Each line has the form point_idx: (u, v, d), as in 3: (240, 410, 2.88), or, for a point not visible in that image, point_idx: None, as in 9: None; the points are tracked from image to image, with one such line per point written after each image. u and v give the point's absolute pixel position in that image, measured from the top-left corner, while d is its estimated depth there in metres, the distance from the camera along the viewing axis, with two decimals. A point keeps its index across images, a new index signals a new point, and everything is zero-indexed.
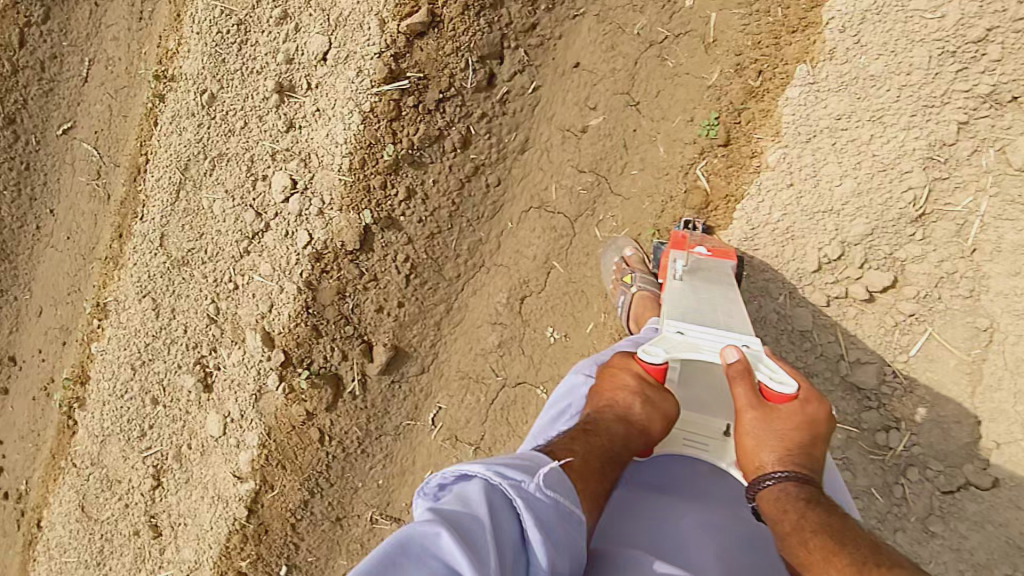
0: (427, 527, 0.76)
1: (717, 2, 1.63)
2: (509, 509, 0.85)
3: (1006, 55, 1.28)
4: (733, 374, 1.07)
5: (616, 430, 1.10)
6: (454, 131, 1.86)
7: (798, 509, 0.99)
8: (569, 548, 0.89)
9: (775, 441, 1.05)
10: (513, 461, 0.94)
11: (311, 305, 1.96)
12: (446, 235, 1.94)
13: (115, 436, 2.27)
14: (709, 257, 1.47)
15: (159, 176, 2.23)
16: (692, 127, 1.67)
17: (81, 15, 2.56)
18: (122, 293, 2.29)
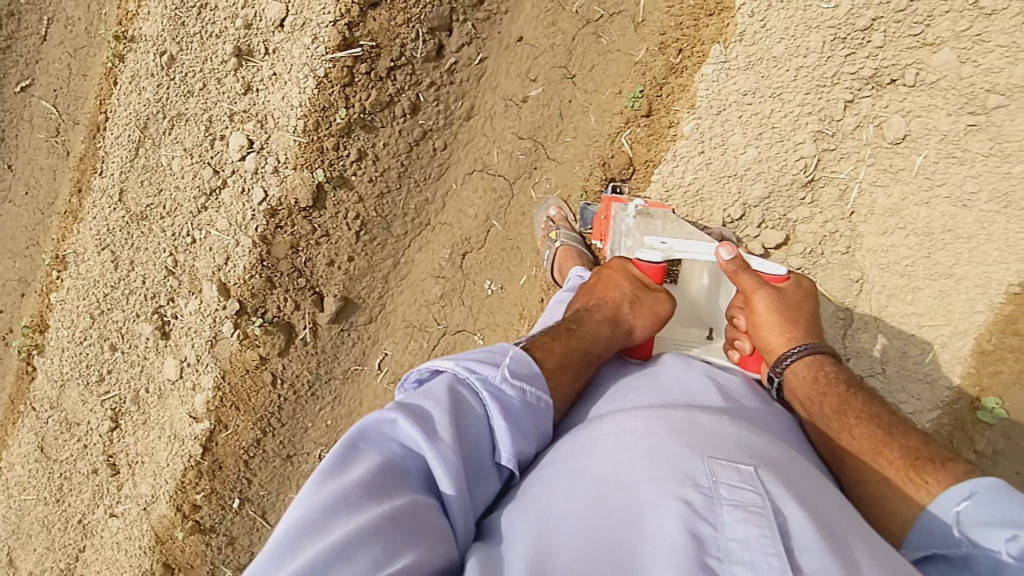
0: (398, 412, 0.94)
1: None
2: (474, 398, 1.03)
3: (887, 43, 1.47)
4: (734, 266, 1.29)
5: (602, 330, 1.30)
6: (404, 97, 2.00)
7: (836, 392, 1.19)
8: (531, 433, 1.07)
9: (787, 317, 1.28)
10: (482, 357, 1.10)
11: (266, 258, 2.08)
12: (395, 195, 2.09)
13: (73, 381, 2.34)
14: (648, 208, 1.67)
15: (119, 134, 2.30)
16: (620, 99, 1.84)
17: None
18: (81, 245, 2.36)
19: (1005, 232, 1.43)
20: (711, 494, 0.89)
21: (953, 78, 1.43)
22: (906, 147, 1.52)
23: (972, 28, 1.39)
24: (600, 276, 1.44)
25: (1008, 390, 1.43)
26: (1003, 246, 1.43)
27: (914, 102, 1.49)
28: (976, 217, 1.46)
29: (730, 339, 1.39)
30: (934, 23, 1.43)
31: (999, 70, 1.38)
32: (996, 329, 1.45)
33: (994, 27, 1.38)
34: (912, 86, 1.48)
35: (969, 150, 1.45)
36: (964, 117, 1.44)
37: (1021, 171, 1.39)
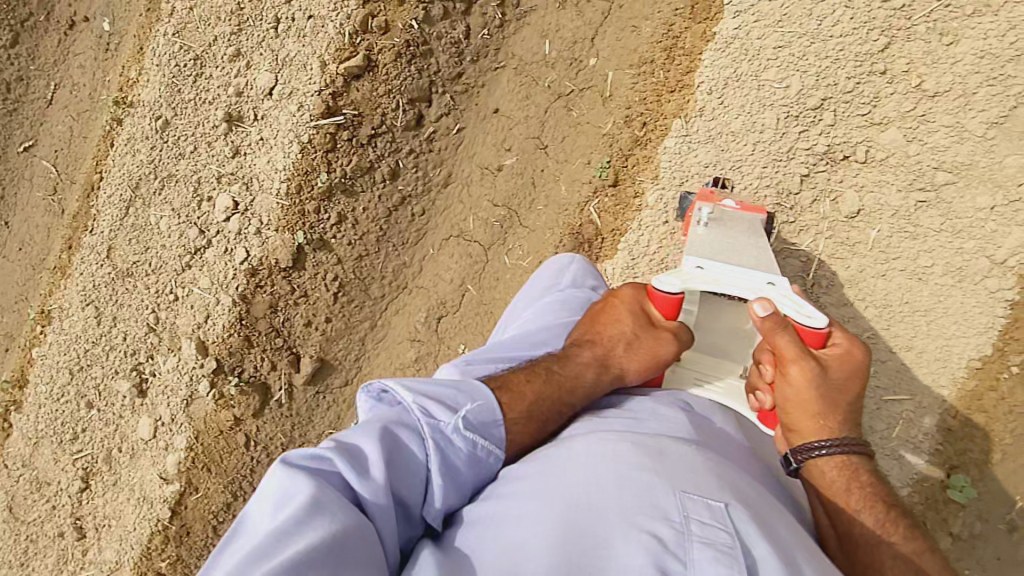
0: (333, 451, 0.96)
1: (613, 63, 1.91)
2: (418, 442, 1.04)
3: (838, 122, 1.58)
4: (770, 324, 1.16)
5: (587, 372, 1.26)
6: (384, 164, 2.10)
7: (872, 513, 1.09)
8: (474, 473, 1.08)
9: (826, 398, 1.14)
10: (444, 394, 1.10)
11: (244, 317, 2.14)
12: (374, 258, 2.16)
13: (47, 439, 2.34)
14: (737, 212, 1.51)
15: (110, 193, 2.36)
16: (589, 169, 1.92)
17: (50, 43, 2.70)
18: (66, 301, 2.40)
19: (961, 305, 1.52)
20: (682, 530, 0.90)
21: (900, 155, 1.55)
22: (862, 221, 1.59)
23: (917, 109, 1.53)
24: (605, 304, 1.39)
25: (981, 471, 1.49)
26: (959, 320, 1.52)
27: (867, 178, 1.58)
28: (932, 290, 1.54)
29: (753, 384, 1.27)
30: (882, 104, 1.56)
31: (945, 149, 1.51)
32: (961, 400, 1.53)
33: (937, 108, 1.51)
34: (863, 162, 1.57)
35: (921, 225, 1.54)
36: (913, 193, 1.54)
37: (970, 245, 1.50)
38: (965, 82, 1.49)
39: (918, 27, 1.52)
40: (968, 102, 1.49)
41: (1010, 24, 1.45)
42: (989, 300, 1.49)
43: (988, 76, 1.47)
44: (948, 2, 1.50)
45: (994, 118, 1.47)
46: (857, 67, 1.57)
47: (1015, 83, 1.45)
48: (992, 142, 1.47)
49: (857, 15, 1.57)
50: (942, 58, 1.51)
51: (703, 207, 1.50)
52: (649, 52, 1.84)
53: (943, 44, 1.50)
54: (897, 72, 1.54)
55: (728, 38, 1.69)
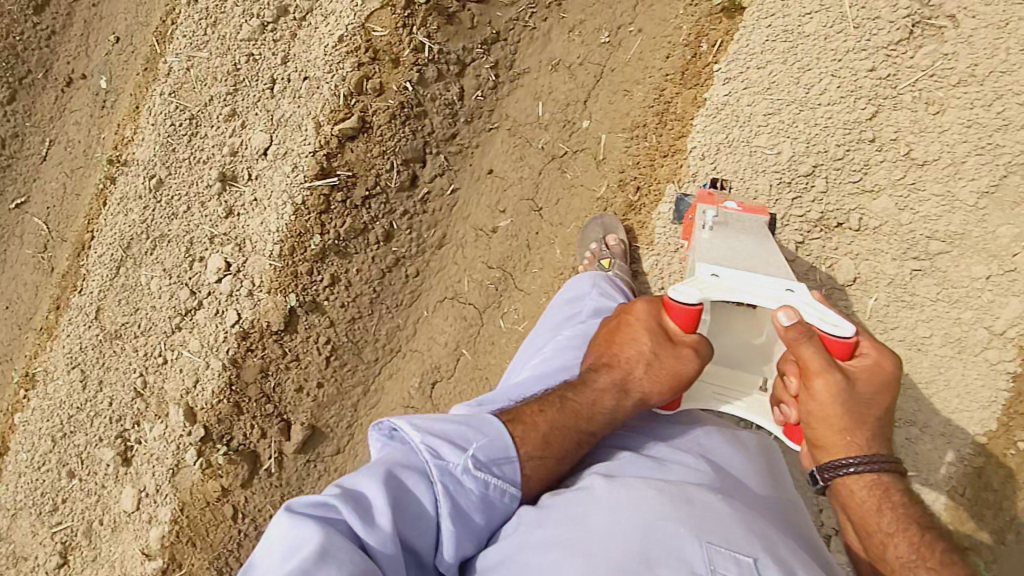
0: (343, 497, 0.96)
1: (606, 126, 1.96)
2: (428, 485, 1.02)
3: (830, 189, 1.63)
4: (794, 334, 1.06)
5: (604, 399, 1.21)
6: (378, 226, 2.09)
7: (906, 537, 1.06)
8: (488, 516, 1.06)
9: (853, 412, 1.07)
10: (455, 432, 1.08)
11: (234, 382, 2.09)
12: (367, 320, 2.13)
13: (26, 511, 2.26)
14: (739, 213, 1.51)
15: (101, 253, 2.31)
16: (584, 233, 1.97)
17: (48, 100, 2.69)
18: (51, 365, 2.34)
19: (962, 377, 1.54)
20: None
21: (893, 224, 1.58)
22: (857, 288, 1.62)
23: (907, 177, 1.56)
24: (619, 322, 1.30)
25: (994, 553, 1.48)
26: (961, 393, 1.54)
27: (862, 245, 1.62)
28: (931, 360, 1.57)
29: (777, 396, 1.20)
30: (872, 172, 1.60)
31: (937, 218, 1.54)
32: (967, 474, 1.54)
33: (926, 176, 1.55)
34: (856, 230, 1.62)
35: (917, 294, 1.57)
36: (907, 261, 1.58)
37: (967, 316, 1.53)
38: (953, 150, 1.52)
39: (905, 96, 1.56)
40: (957, 172, 1.52)
41: (995, 94, 1.49)
42: (990, 371, 1.51)
43: (977, 145, 1.50)
44: (931, 72, 1.55)
45: (985, 188, 1.50)
46: (846, 134, 1.60)
47: (1004, 151, 1.48)
48: (984, 211, 1.50)
49: (845, 84, 1.61)
50: (930, 127, 1.54)
51: (708, 210, 1.50)
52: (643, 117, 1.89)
53: (930, 113, 1.54)
54: (886, 139, 1.58)
55: (718, 104, 1.74)
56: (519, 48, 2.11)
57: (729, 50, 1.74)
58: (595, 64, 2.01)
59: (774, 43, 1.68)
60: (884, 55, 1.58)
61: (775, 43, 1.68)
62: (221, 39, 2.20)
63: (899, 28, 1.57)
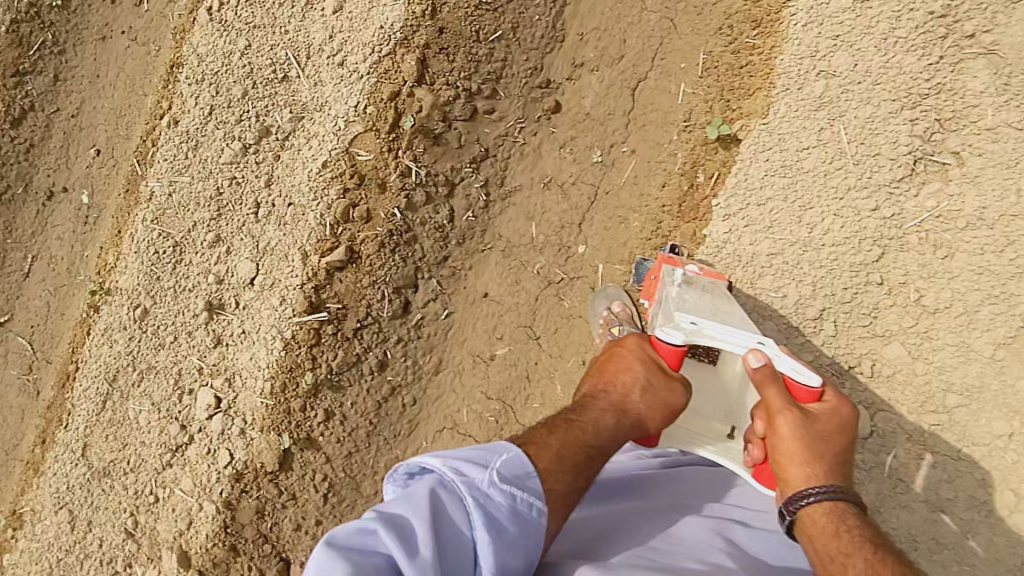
0: (374, 523, 0.92)
1: (602, 255, 1.98)
2: (457, 506, 0.96)
3: (839, 332, 1.71)
4: (762, 375, 1.21)
5: (608, 420, 1.25)
6: (371, 356, 2.03)
7: (861, 555, 1.09)
8: (522, 547, 0.98)
9: (814, 449, 1.18)
10: (475, 454, 1.05)
11: (230, 525, 2.01)
12: (364, 453, 2.05)
13: None
14: (700, 276, 1.62)
15: (86, 387, 2.23)
16: (584, 369, 1.97)
17: (28, 214, 2.41)
18: (39, 503, 2.26)
19: (991, 543, 1.56)
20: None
21: (908, 372, 1.67)
22: (872, 441, 1.69)
23: (918, 324, 1.66)
24: (613, 355, 1.41)
25: None
26: (986, 555, 1.56)
27: (879, 396, 1.69)
28: (957, 524, 1.60)
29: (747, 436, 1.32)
30: (881, 316, 1.68)
31: (953, 367, 1.62)
32: None
33: (938, 324, 1.64)
34: (869, 376, 1.69)
35: (938, 451, 1.64)
36: (924, 417, 1.65)
37: (993, 477, 1.58)
38: (965, 298, 1.61)
39: (911, 238, 1.64)
40: (970, 322, 1.61)
41: (1006, 239, 1.56)
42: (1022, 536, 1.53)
43: (990, 293, 1.58)
44: (938, 213, 1.62)
45: (1000, 339, 1.58)
46: (853, 277, 1.69)
47: (1020, 300, 1.56)
48: (1002, 363, 1.58)
49: (849, 224, 1.68)
50: (938, 271, 1.63)
51: (676, 269, 1.60)
52: (640, 248, 1.92)
53: (938, 256, 1.63)
54: (893, 284, 1.66)
55: (718, 242, 1.79)
56: (509, 165, 2.06)
57: (727, 182, 1.80)
58: (587, 183, 2.00)
59: (772, 178, 1.75)
60: (886, 193, 1.65)
61: (774, 177, 1.75)
62: (203, 162, 2.07)
63: (901, 165, 1.63)
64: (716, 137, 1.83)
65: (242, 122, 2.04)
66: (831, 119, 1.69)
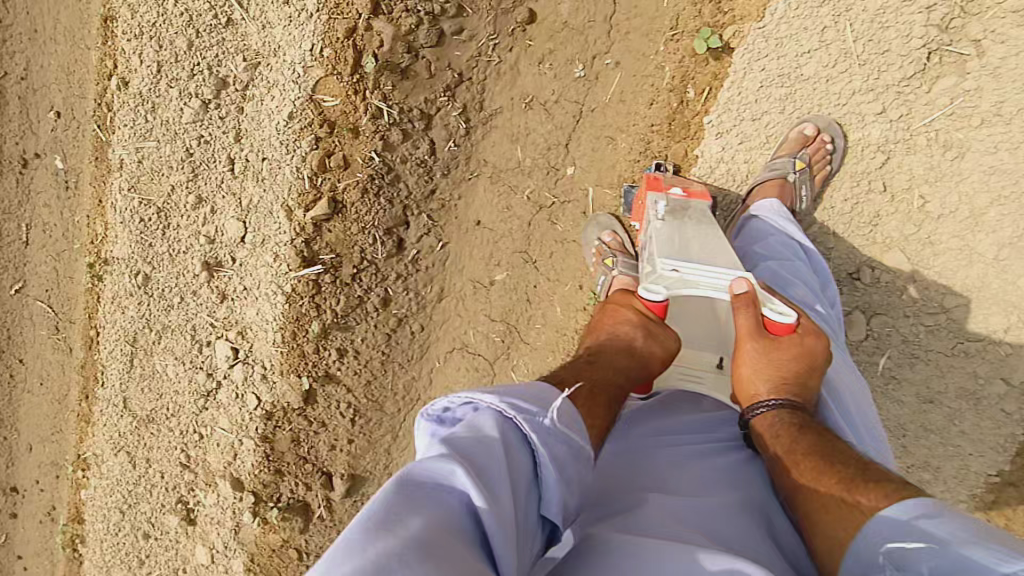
0: (439, 464, 0.75)
1: (593, 177, 1.94)
2: (520, 445, 0.82)
3: (835, 244, 1.70)
4: (743, 302, 1.16)
5: (621, 361, 1.19)
6: (374, 295, 2.01)
7: (787, 433, 1.09)
8: (578, 485, 0.88)
9: (775, 368, 1.16)
10: (526, 392, 0.90)
11: (271, 454, 2.07)
12: (382, 380, 2.07)
13: (119, 566, 2.26)
14: (688, 197, 1.57)
15: (111, 350, 2.24)
16: (583, 294, 1.98)
17: (9, 184, 2.31)
18: (99, 447, 2.30)
19: (976, 427, 1.61)
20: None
21: (907, 279, 1.64)
22: (868, 345, 1.70)
23: (920, 232, 1.62)
24: (606, 310, 1.34)
25: None
26: (974, 438, 1.62)
27: (873, 301, 1.68)
28: (945, 413, 1.63)
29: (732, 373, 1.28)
30: (882, 223, 1.65)
31: (956, 269, 1.59)
32: (979, 509, 1.65)
33: (941, 229, 1.60)
34: (869, 283, 1.67)
35: (934, 349, 1.63)
36: (921, 319, 1.64)
37: (984, 370, 1.59)
38: (972, 200, 1.56)
39: (919, 139, 1.59)
40: (976, 224, 1.56)
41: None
42: (1007, 421, 1.58)
43: (1000, 195, 1.53)
44: (952, 110, 1.55)
45: (1006, 240, 1.53)
46: (856, 187, 1.67)
47: None
48: (1006, 262, 1.54)
49: (852, 133, 1.66)
50: (947, 174, 1.58)
51: (659, 198, 1.51)
52: (628, 170, 1.89)
53: (948, 157, 1.57)
54: (898, 191, 1.63)
55: (712, 161, 1.78)
56: (486, 87, 1.94)
57: (718, 98, 1.76)
58: (571, 101, 1.92)
59: (768, 89, 1.71)
60: (894, 93, 1.59)
61: (770, 89, 1.71)
62: (165, 124, 2.02)
63: (913, 61, 1.56)
64: (705, 50, 1.74)
65: (195, 77, 1.97)
66: (837, 14, 1.61)
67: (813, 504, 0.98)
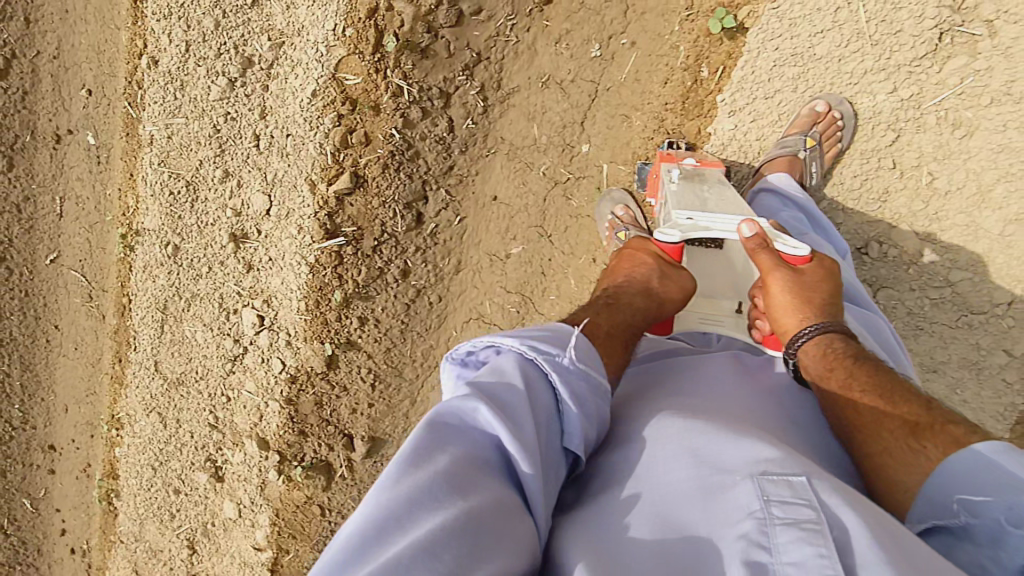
0: (465, 402, 0.84)
1: (607, 154, 1.99)
2: (542, 383, 0.91)
3: (846, 220, 1.74)
4: (756, 243, 1.24)
5: (638, 301, 1.26)
6: (393, 267, 2.09)
7: (842, 367, 1.12)
8: (597, 420, 0.96)
9: (804, 298, 1.21)
10: (546, 334, 0.98)
11: (295, 416, 2.16)
12: (401, 347, 2.17)
13: (151, 518, 2.40)
14: (700, 167, 1.63)
15: (144, 316, 2.35)
16: (595, 267, 2.05)
17: (44, 158, 2.39)
18: (131, 409, 2.43)
19: (977, 396, 1.66)
20: (764, 518, 0.78)
21: (914, 253, 1.68)
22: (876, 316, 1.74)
23: (928, 208, 1.66)
24: (624, 256, 1.41)
25: None
26: (976, 408, 1.66)
27: (880, 275, 1.73)
28: (947, 382, 1.69)
29: (753, 316, 1.33)
30: (891, 199, 1.69)
31: (962, 244, 1.64)
32: None
33: (948, 206, 1.64)
34: (876, 257, 1.72)
35: (938, 322, 1.68)
36: (927, 292, 1.68)
37: (986, 342, 1.64)
38: (980, 177, 1.60)
39: (929, 118, 1.62)
40: (983, 200, 1.60)
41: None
42: (1008, 390, 1.63)
43: (1007, 172, 1.57)
44: (962, 90, 1.58)
45: (1012, 216, 1.58)
46: (864, 164, 1.72)
47: None
48: (1011, 238, 1.58)
49: (864, 112, 1.69)
50: (955, 152, 1.61)
51: (673, 167, 1.58)
52: (643, 147, 1.94)
53: (958, 135, 1.61)
54: (907, 167, 1.66)
55: (725, 138, 1.82)
56: (504, 65, 2.00)
57: (732, 76, 1.79)
58: (587, 80, 1.97)
59: (781, 69, 1.75)
60: (905, 72, 1.62)
61: (784, 68, 1.75)
62: (193, 102, 2.11)
63: (925, 42, 1.59)
64: (720, 30, 1.77)
65: (222, 56, 2.07)
66: None
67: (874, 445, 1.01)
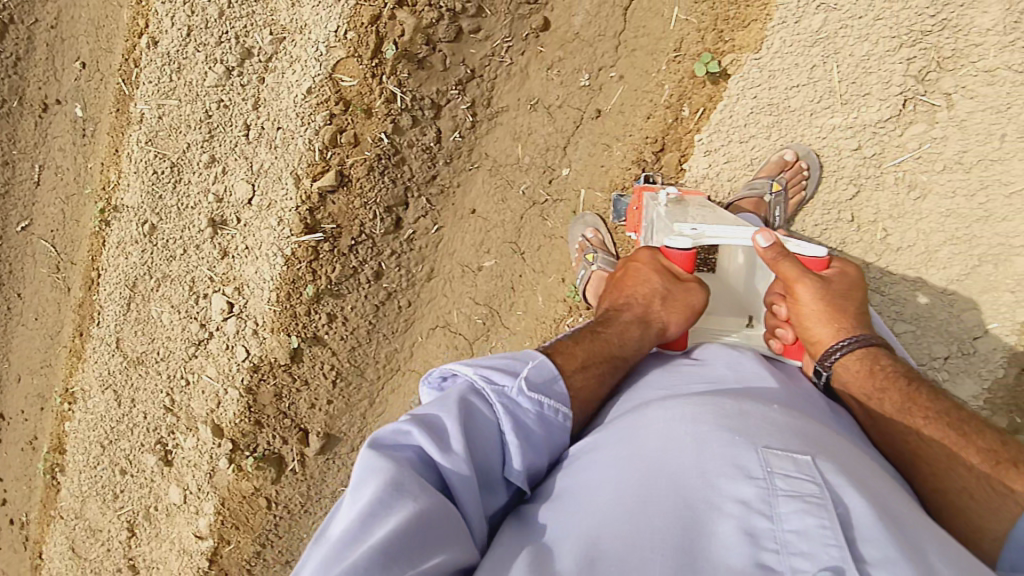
0: (411, 426, 0.90)
1: (585, 181, 2.07)
2: (488, 413, 0.97)
3: None
4: (773, 253, 1.21)
5: (632, 330, 1.27)
6: (367, 267, 2.11)
7: (896, 388, 1.15)
8: (547, 446, 1.03)
9: (834, 308, 1.22)
10: (502, 363, 1.04)
11: (252, 405, 2.14)
12: (366, 347, 2.18)
13: (93, 498, 2.36)
14: (682, 195, 1.67)
15: (110, 291, 2.33)
16: (564, 286, 2.10)
17: (29, 125, 2.38)
18: (86, 384, 2.39)
19: None
20: (769, 487, 0.85)
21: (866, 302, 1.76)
22: None
23: (880, 262, 1.75)
24: (626, 271, 1.40)
25: None
26: None
27: None
28: None
29: (772, 327, 1.33)
30: (849, 249, 1.78)
31: (907, 299, 1.73)
32: None
33: (899, 261, 1.73)
34: None
35: None
36: None
37: None
38: (929, 238, 1.70)
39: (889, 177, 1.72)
40: (930, 260, 1.70)
41: (979, 184, 1.64)
42: None
43: (954, 235, 1.67)
44: (919, 154, 1.69)
45: (954, 276, 1.68)
46: (825, 215, 1.81)
47: (980, 243, 1.65)
48: (953, 296, 1.69)
49: (829, 164, 1.79)
50: (908, 213, 1.71)
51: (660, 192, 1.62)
52: (621, 177, 2.01)
53: (912, 197, 1.71)
54: (864, 222, 1.76)
55: (698, 176, 1.91)
56: (496, 85, 2.06)
57: (711, 118, 1.88)
58: (574, 107, 2.04)
59: (758, 115, 1.84)
60: (871, 132, 1.72)
61: (760, 116, 1.84)
62: (188, 85, 2.14)
63: (890, 106, 1.69)
64: (704, 74, 1.87)
65: (222, 44, 2.10)
66: (825, 56, 1.73)
67: (949, 489, 1.05)
